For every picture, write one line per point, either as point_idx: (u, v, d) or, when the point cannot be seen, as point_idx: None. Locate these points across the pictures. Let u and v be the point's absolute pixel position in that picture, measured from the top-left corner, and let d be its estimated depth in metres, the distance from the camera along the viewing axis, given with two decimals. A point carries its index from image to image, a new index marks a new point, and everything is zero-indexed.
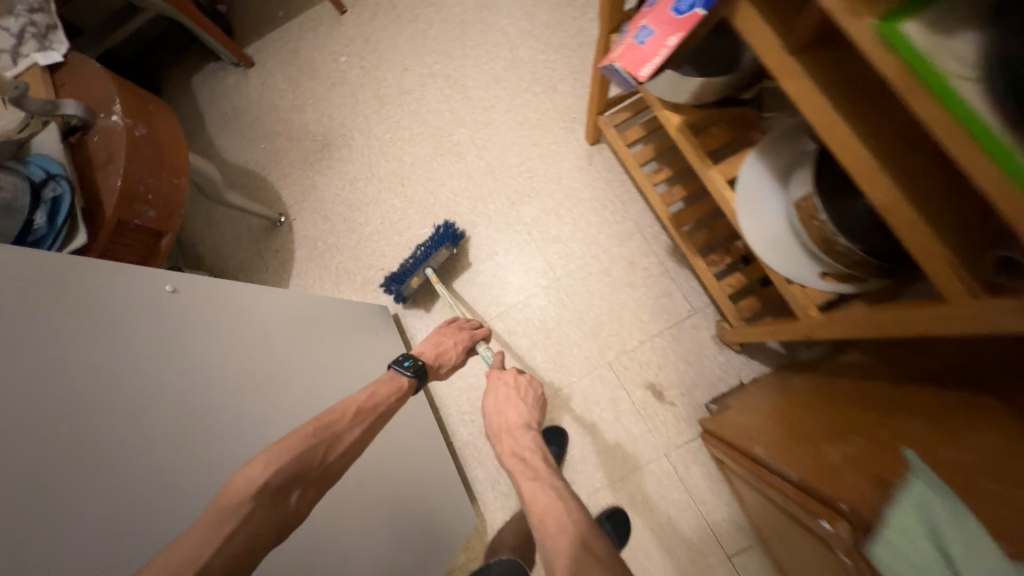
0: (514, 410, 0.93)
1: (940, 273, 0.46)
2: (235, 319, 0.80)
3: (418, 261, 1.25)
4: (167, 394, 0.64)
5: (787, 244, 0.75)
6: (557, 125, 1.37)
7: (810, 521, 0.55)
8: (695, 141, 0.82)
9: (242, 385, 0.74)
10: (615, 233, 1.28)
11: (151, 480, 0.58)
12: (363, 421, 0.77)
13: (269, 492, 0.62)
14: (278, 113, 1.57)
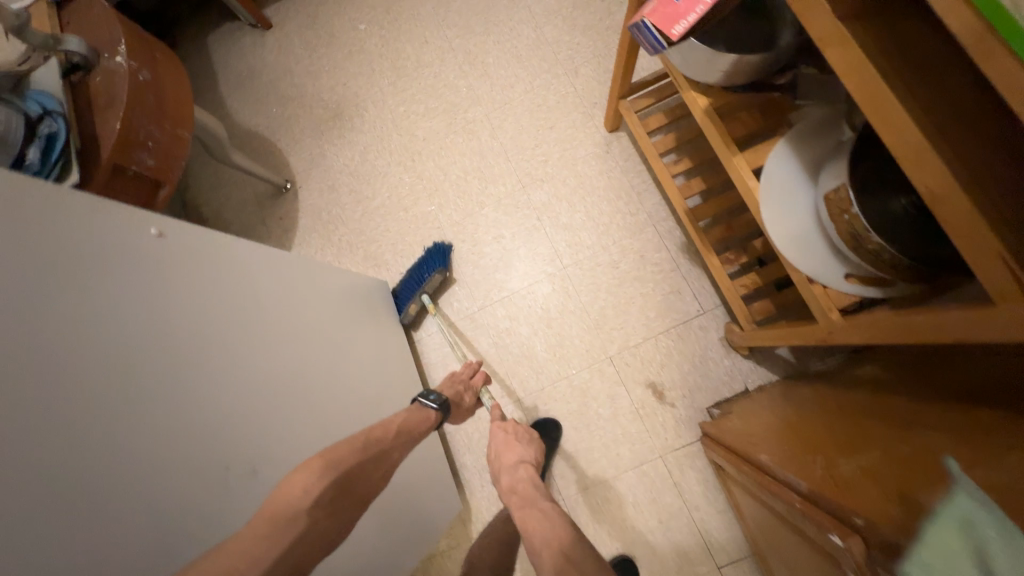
0: (511, 449, 0.90)
1: (990, 273, 0.41)
2: (219, 274, 0.76)
3: (413, 288, 1.25)
4: (147, 343, 0.60)
5: (812, 240, 0.70)
6: (576, 110, 1.32)
7: (820, 536, 0.52)
8: (722, 125, 0.77)
9: (225, 341, 0.71)
10: (628, 225, 1.23)
11: (134, 431, 0.55)
12: (404, 442, 0.83)
13: (321, 507, 0.65)
14: (292, 79, 1.54)
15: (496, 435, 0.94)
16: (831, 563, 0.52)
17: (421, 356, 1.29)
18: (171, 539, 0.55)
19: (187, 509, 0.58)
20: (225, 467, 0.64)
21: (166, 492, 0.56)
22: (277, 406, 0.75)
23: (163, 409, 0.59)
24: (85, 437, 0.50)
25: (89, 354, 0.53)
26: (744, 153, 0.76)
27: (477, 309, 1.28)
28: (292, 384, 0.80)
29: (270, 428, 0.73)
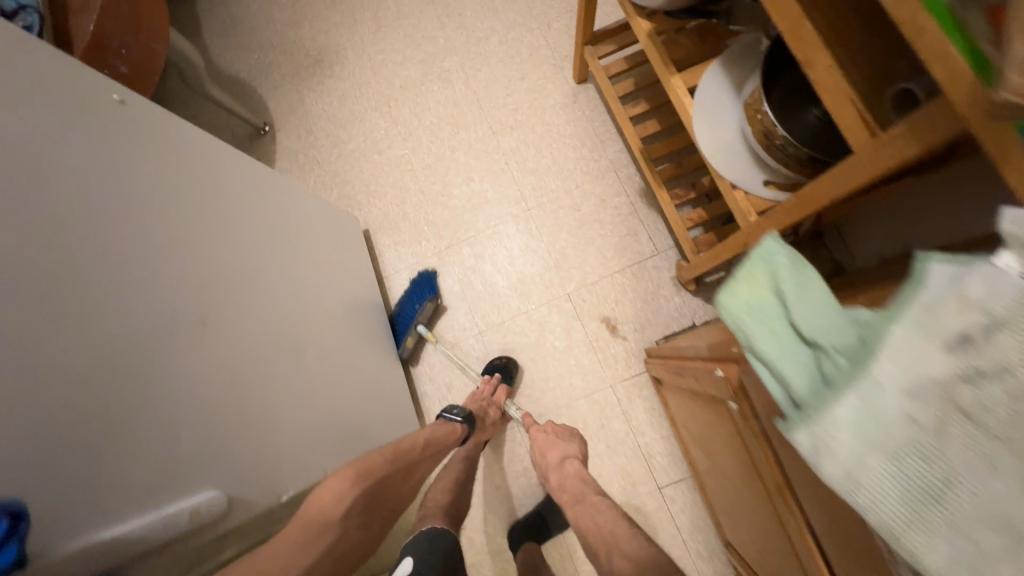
0: (553, 446, 0.91)
1: (849, 123, 0.46)
2: (198, 169, 0.67)
3: (407, 322, 1.21)
4: (121, 223, 0.52)
5: (736, 150, 0.76)
6: (547, 62, 1.37)
7: (709, 377, 0.58)
8: (663, 47, 0.82)
9: (213, 235, 0.65)
10: (591, 170, 1.29)
11: (125, 319, 0.50)
12: (432, 455, 0.84)
13: (350, 517, 0.67)
14: (274, 26, 1.56)
15: (535, 438, 0.96)
16: (721, 404, 0.59)
17: (389, 292, 1.32)
18: (170, 445, 0.51)
19: (171, 410, 0.52)
20: (216, 370, 0.59)
21: (150, 391, 0.50)
22: (263, 314, 0.70)
23: (137, 298, 0.52)
24: (42, 317, 0.43)
25: (50, 223, 0.46)
26: (680, 74, 0.81)
27: (445, 247, 1.32)
28: (282, 292, 0.76)
29: (255, 335, 0.67)
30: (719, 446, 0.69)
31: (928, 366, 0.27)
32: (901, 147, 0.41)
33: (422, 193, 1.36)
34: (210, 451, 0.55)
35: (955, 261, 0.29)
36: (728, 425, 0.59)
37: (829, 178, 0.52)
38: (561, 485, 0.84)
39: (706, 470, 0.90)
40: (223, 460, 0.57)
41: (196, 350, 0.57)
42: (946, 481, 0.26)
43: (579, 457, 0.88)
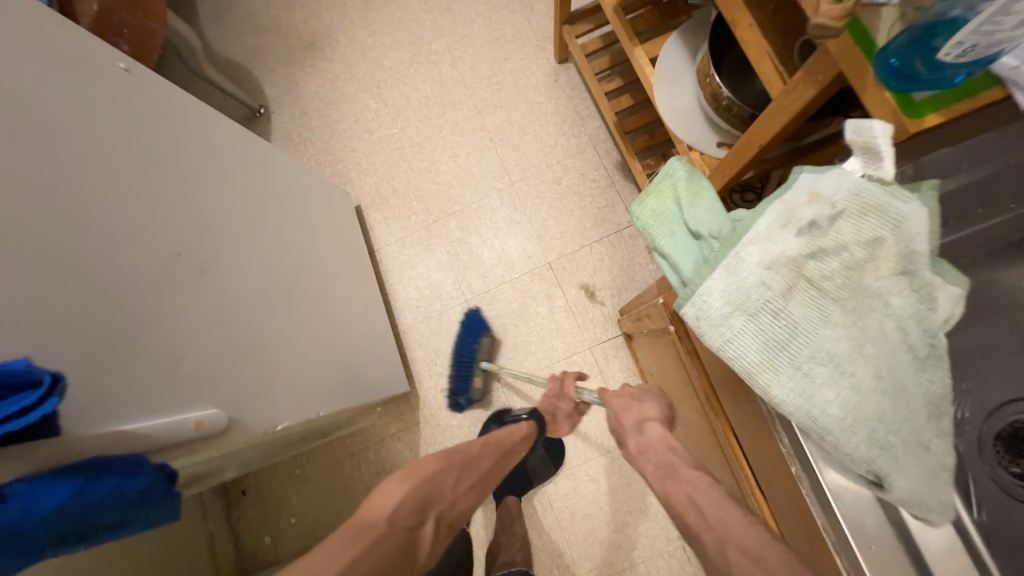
0: (628, 408, 0.58)
1: (768, 75, 0.52)
2: (193, 132, 0.72)
3: (470, 362, 1.23)
4: (123, 175, 0.57)
5: (693, 115, 0.81)
6: (529, 43, 1.43)
7: (656, 313, 0.66)
8: (627, 21, 0.87)
9: (206, 193, 0.70)
10: (571, 146, 1.35)
11: (132, 266, 0.55)
12: (493, 453, 0.70)
13: (402, 518, 0.54)
14: (266, 9, 1.61)
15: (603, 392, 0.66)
16: (666, 336, 0.66)
17: (380, 264, 1.38)
18: (169, 375, 0.57)
19: (173, 346, 0.58)
20: (211, 316, 0.65)
21: (151, 328, 0.56)
22: (254, 271, 0.75)
23: (136, 245, 0.57)
24: (54, 252, 0.48)
25: (62, 173, 0.51)
26: (643, 46, 0.86)
27: (433, 220, 1.38)
28: (276, 251, 0.83)
29: (247, 289, 0.72)
30: (669, 381, 0.78)
31: (783, 245, 0.34)
32: (802, 92, 0.47)
33: (411, 170, 1.42)
34: (206, 387, 0.61)
35: (816, 168, 0.34)
36: (671, 356, 0.67)
37: (755, 130, 0.57)
38: (649, 455, 0.52)
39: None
40: (218, 394, 0.63)
41: (193, 296, 0.63)
42: (790, 331, 0.33)
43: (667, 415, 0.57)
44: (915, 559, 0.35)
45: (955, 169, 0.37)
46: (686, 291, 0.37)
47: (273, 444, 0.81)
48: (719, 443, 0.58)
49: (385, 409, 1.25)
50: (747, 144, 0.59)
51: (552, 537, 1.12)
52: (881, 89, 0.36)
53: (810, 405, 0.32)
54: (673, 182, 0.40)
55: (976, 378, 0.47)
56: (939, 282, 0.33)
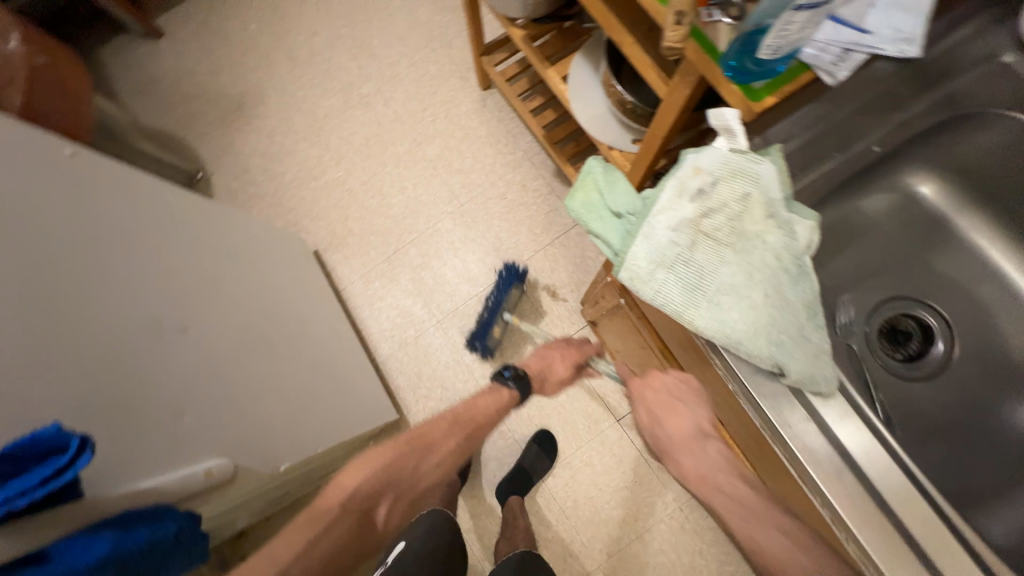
0: (676, 417, 0.59)
1: (656, 83, 0.63)
2: (148, 201, 0.75)
3: (494, 310, 1.28)
4: (94, 252, 0.60)
5: (608, 119, 0.93)
6: (453, 76, 1.54)
7: (606, 291, 0.76)
8: (536, 48, 0.99)
9: (174, 256, 0.74)
10: (509, 162, 1.46)
11: (122, 334, 0.59)
12: (458, 431, 0.78)
13: (355, 502, 0.66)
14: (190, 76, 1.62)
15: (642, 396, 0.65)
16: (619, 309, 0.77)
17: (348, 302, 1.41)
18: (175, 428, 0.60)
19: (175, 401, 0.61)
20: (201, 367, 0.68)
21: (149, 388, 0.59)
22: (232, 322, 0.78)
23: (121, 314, 0.60)
24: (45, 330, 0.51)
25: (39, 259, 0.54)
26: (554, 67, 0.99)
27: (393, 251, 1.44)
28: (249, 300, 0.86)
29: (227, 339, 0.75)
30: (630, 347, 0.88)
31: (682, 211, 0.44)
32: (681, 95, 0.58)
33: (363, 209, 1.48)
34: (210, 434, 0.65)
35: (696, 150, 0.45)
36: (628, 325, 0.78)
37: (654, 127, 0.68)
38: (707, 477, 0.53)
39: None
40: (223, 438, 0.67)
41: (180, 352, 0.66)
42: (700, 273, 0.43)
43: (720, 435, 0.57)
44: (831, 437, 0.44)
45: (794, 132, 0.49)
46: (619, 258, 0.46)
47: (276, 490, 0.83)
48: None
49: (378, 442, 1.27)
50: (652, 140, 0.70)
51: (559, 526, 1.17)
52: (729, 83, 0.47)
53: (723, 325, 0.42)
54: (591, 175, 0.50)
55: (853, 289, 0.61)
56: (798, 219, 0.44)
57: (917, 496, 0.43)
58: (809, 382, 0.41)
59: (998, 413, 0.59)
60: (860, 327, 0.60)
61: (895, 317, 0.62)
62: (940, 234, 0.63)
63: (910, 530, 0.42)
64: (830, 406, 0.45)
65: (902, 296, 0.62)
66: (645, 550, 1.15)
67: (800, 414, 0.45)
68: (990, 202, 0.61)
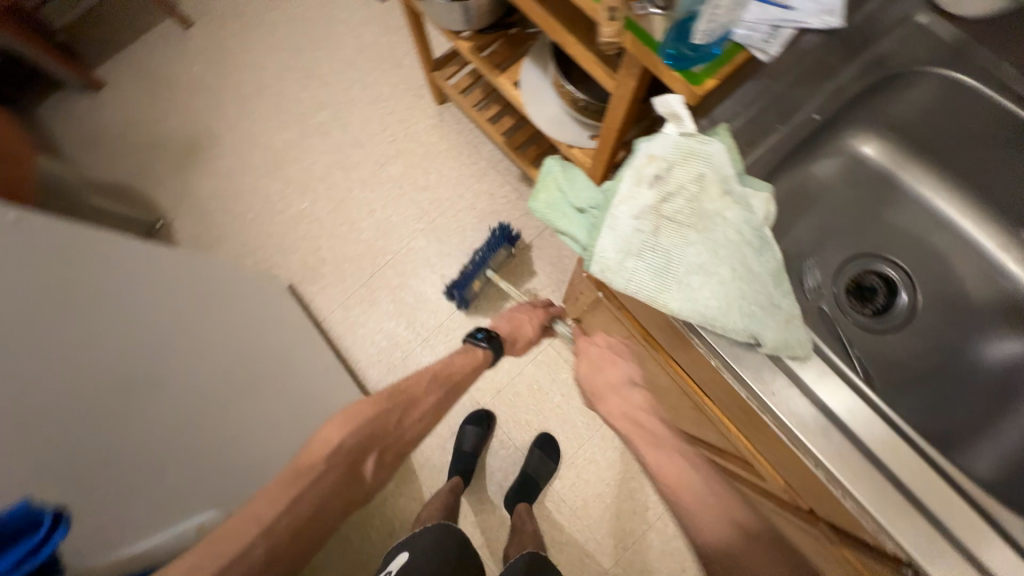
0: (614, 366, 0.84)
1: (603, 79, 0.64)
2: (122, 259, 0.75)
3: (478, 265, 1.30)
4: (72, 321, 0.60)
5: (563, 119, 0.94)
6: (408, 94, 1.54)
7: (584, 287, 0.76)
8: (484, 58, 1.01)
9: (155, 310, 0.74)
10: (474, 173, 1.46)
11: (107, 399, 0.59)
12: (438, 386, 0.88)
13: (342, 456, 0.72)
14: (138, 124, 1.58)
15: (587, 356, 0.90)
16: (599, 303, 0.77)
17: (329, 333, 1.38)
18: (159, 487, 0.61)
19: (160, 460, 0.62)
20: (189, 421, 0.68)
21: (135, 450, 0.60)
22: (214, 366, 0.78)
23: (104, 379, 0.60)
24: (25, 408, 0.51)
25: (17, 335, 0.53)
26: (505, 74, 1.01)
27: (370, 275, 1.42)
28: (234, 344, 0.86)
29: (209, 384, 0.74)
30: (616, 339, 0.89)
31: (644, 199, 0.45)
32: (628, 87, 0.59)
33: (333, 236, 1.46)
34: (196, 487, 0.66)
35: (648, 138, 0.46)
36: (610, 318, 0.78)
37: (608, 121, 0.69)
38: (623, 410, 0.80)
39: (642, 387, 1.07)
40: (206, 488, 0.68)
41: (156, 405, 0.64)
42: (668, 256, 0.44)
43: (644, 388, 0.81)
44: (813, 398, 0.45)
45: (738, 110, 0.51)
46: (588, 251, 0.47)
47: None
48: (672, 376, 0.68)
49: None
50: (608, 134, 0.71)
51: (571, 527, 1.16)
52: (671, 71, 0.48)
53: (696, 303, 0.43)
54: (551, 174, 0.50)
55: (817, 253, 0.64)
56: (754, 193, 0.46)
57: (899, 442, 0.44)
58: (785, 349, 0.42)
59: (965, 352, 0.62)
60: (828, 287, 0.62)
61: (860, 274, 0.64)
62: (891, 190, 0.66)
63: (896, 475, 0.44)
64: (809, 368, 0.46)
65: (863, 253, 0.65)
66: (659, 539, 1.15)
67: (782, 380, 0.46)
68: (929, 155, 0.65)
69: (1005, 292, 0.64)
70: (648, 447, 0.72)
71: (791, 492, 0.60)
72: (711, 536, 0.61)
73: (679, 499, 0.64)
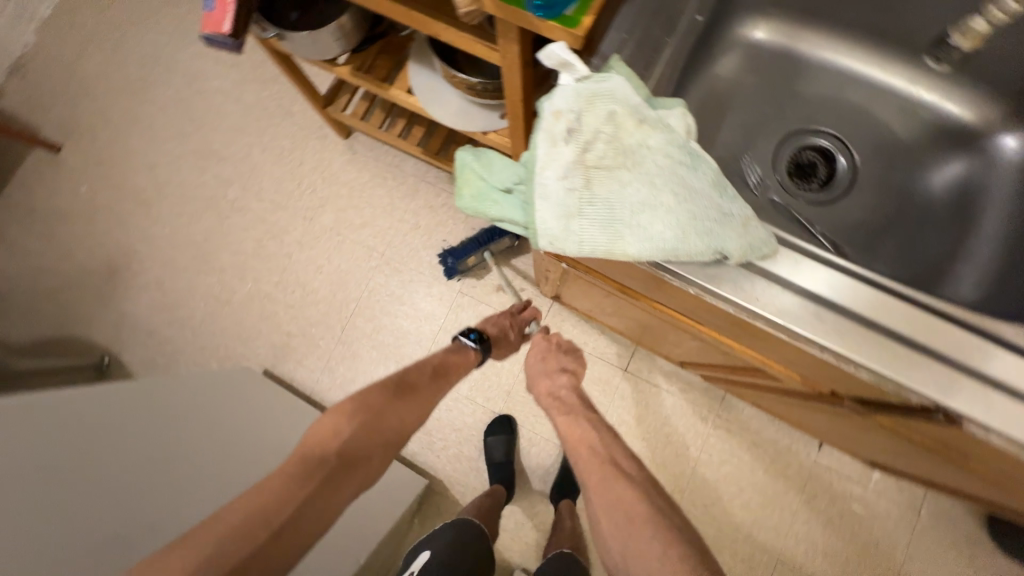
0: (550, 358, 0.83)
1: (489, 54, 0.61)
2: (86, 409, 0.77)
3: (478, 242, 1.27)
4: (37, 492, 0.64)
5: (470, 108, 0.91)
6: (311, 139, 1.47)
7: (549, 265, 0.74)
8: (370, 77, 0.96)
9: (130, 446, 0.76)
10: (406, 192, 1.42)
11: (79, 556, 0.63)
12: (437, 378, 0.83)
13: (351, 449, 0.69)
14: (43, 271, 1.46)
15: (537, 343, 0.86)
16: (569, 276, 0.75)
17: (323, 401, 1.33)
18: None
19: None
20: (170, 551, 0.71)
21: None
22: (218, 472, 0.83)
23: (75, 539, 0.63)
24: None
25: None
26: (395, 85, 0.97)
27: (342, 330, 1.37)
28: (222, 451, 0.86)
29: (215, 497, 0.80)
30: (597, 301, 0.87)
31: (565, 156, 0.43)
32: (515, 52, 0.57)
33: (289, 307, 1.39)
34: None
35: (547, 96, 0.44)
36: (587, 286, 0.77)
37: (510, 93, 0.66)
38: (552, 392, 0.79)
39: (643, 338, 1.07)
40: None
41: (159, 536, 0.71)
42: (609, 204, 0.42)
43: (575, 372, 0.82)
44: (794, 287, 0.45)
45: (623, 38, 0.49)
46: (530, 229, 0.45)
47: None
48: (661, 317, 0.68)
49: (422, 515, 1.18)
50: (515, 107, 0.69)
51: None
52: (547, 23, 0.45)
53: (652, 240, 0.41)
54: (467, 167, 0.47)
55: (750, 150, 0.63)
56: (668, 112, 0.44)
57: (886, 298, 0.44)
58: (752, 251, 0.41)
59: (916, 191, 0.63)
60: (771, 178, 0.62)
61: (796, 154, 0.64)
62: (795, 65, 0.66)
63: (893, 328, 0.44)
64: (782, 261, 0.45)
65: (792, 133, 0.65)
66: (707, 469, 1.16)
67: (760, 283, 0.45)
68: (817, 20, 0.65)
69: (930, 119, 0.65)
70: (573, 426, 0.73)
71: (810, 383, 0.60)
72: (600, 494, 0.64)
73: (576, 455, 0.70)
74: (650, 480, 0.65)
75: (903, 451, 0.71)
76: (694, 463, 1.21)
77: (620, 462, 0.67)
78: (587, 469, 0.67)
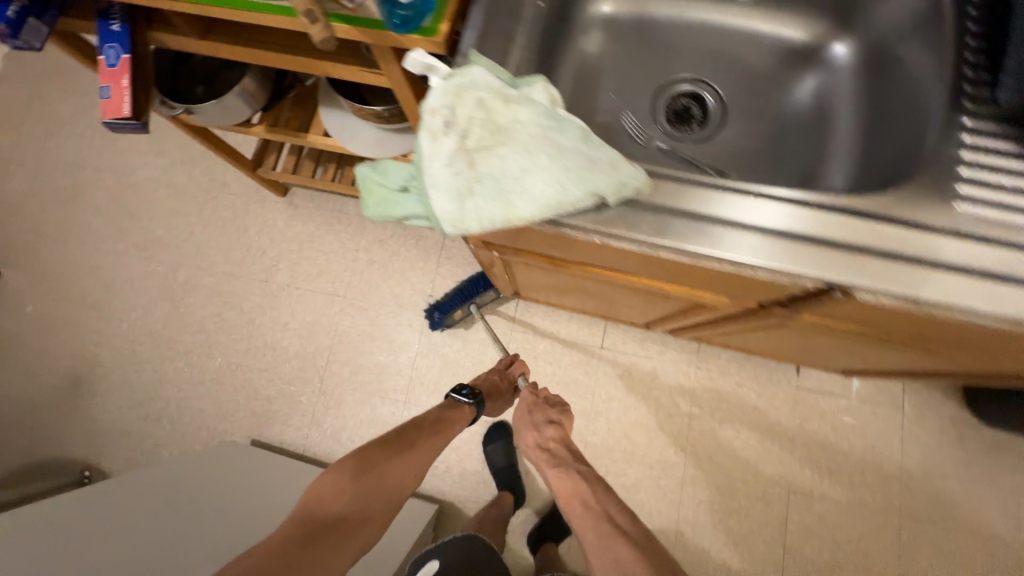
0: (538, 413, 0.86)
1: (376, 78, 0.66)
2: (68, 531, 0.77)
3: (463, 295, 1.29)
4: None
5: (385, 136, 0.95)
6: (250, 204, 1.49)
7: (488, 257, 0.78)
8: (286, 129, 1.00)
9: (123, 551, 0.75)
10: (354, 232, 1.45)
11: None
12: (434, 432, 0.84)
13: (350, 510, 0.70)
14: (5, 401, 1.42)
15: (524, 396, 0.89)
16: (511, 263, 0.79)
17: (317, 456, 1.31)
18: None
19: None
20: None
21: None
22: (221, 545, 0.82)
23: None
24: None
25: None
26: (312, 130, 1.01)
27: (320, 381, 1.36)
28: (221, 531, 0.85)
29: None
30: (548, 283, 0.92)
31: (445, 145, 0.47)
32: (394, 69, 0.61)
33: (264, 372, 1.38)
34: None
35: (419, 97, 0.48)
36: (530, 270, 0.81)
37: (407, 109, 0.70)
38: (541, 445, 0.82)
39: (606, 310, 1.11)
40: None
41: None
42: (495, 179, 0.46)
43: (561, 422, 0.85)
44: (677, 211, 0.49)
45: (480, 35, 0.54)
46: (434, 219, 0.48)
47: None
48: (597, 279, 0.72)
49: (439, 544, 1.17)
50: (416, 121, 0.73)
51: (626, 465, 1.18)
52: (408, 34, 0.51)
53: (536, 199, 0.45)
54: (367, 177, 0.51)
55: (629, 107, 0.69)
56: (530, 87, 0.49)
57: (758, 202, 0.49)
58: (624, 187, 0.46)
59: (783, 110, 0.70)
60: (654, 129, 0.68)
61: (672, 102, 0.70)
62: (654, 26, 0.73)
63: (769, 226, 0.49)
64: (661, 193, 0.50)
65: (664, 84, 0.71)
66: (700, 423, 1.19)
67: (648, 215, 0.49)
68: None
69: (778, 45, 0.71)
70: (563, 481, 0.77)
71: (740, 302, 0.64)
72: (597, 548, 0.66)
73: (569, 508, 0.74)
74: (644, 531, 0.68)
75: (856, 348, 0.75)
76: (687, 420, 1.24)
77: (612, 515, 0.70)
78: (580, 525, 0.71)
